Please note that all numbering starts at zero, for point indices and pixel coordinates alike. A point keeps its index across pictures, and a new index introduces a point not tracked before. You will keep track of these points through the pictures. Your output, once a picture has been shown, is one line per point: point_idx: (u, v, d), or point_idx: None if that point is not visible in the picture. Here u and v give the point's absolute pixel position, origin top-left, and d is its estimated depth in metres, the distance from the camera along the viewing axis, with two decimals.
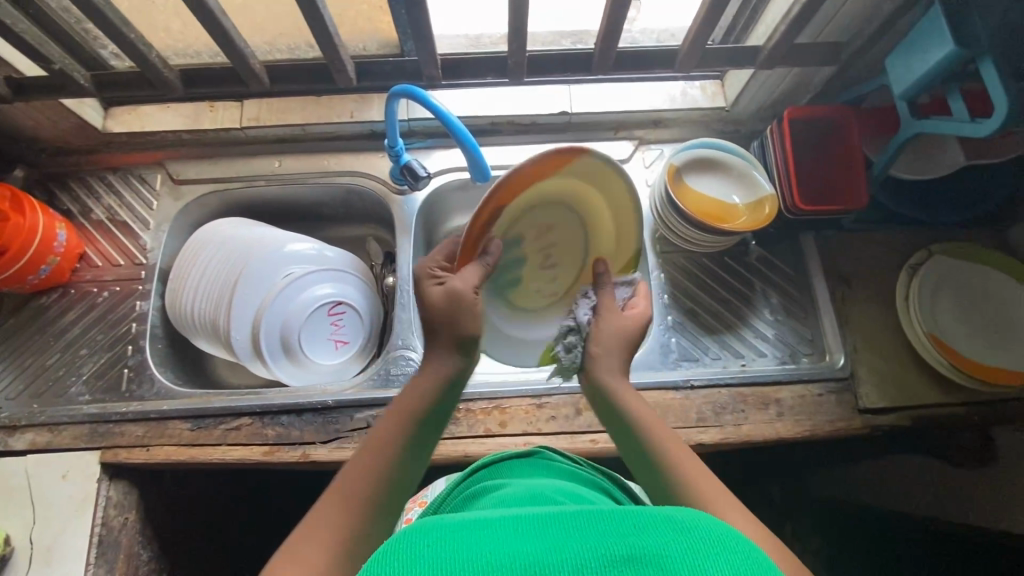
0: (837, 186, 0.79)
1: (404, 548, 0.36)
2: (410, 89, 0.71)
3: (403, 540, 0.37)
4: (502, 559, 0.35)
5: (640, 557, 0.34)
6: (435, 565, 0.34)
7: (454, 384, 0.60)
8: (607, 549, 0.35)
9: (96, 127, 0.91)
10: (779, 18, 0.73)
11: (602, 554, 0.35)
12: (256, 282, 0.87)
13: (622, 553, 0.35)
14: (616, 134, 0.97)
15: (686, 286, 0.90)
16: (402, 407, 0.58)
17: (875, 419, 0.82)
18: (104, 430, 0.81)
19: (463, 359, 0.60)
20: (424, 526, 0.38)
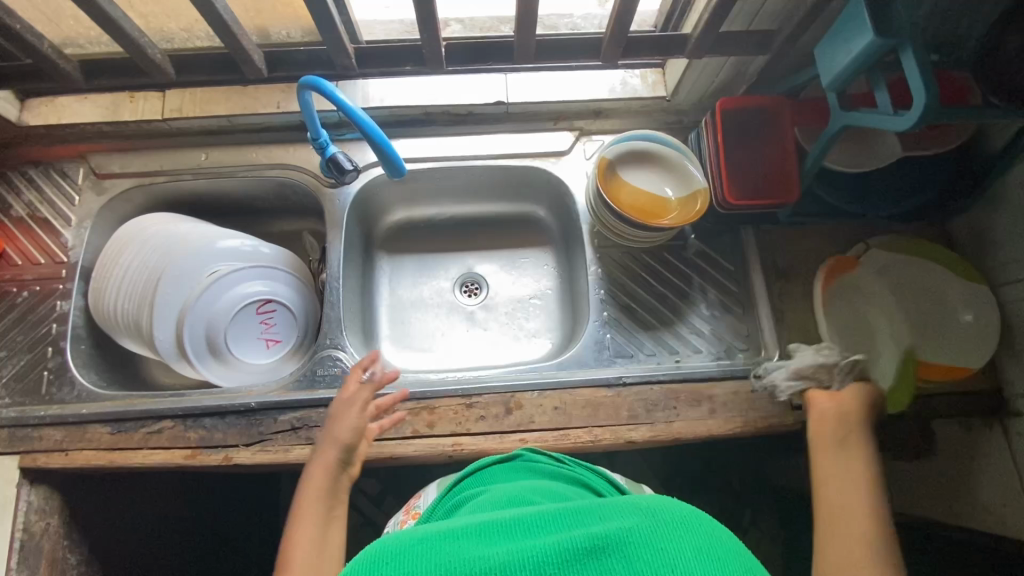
0: (770, 180, 0.77)
1: (396, 559, 0.41)
2: (315, 80, 0.68)
3: (392, 550, 0.42)
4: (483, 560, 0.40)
5: (601, 546, 0.41)
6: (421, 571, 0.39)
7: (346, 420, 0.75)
8: (571, 542, 0.41)
9: (10, 119, 0.88)
10: (705, 4, 0.70)
11: (569, 547, 0.41)
12: (181, 278, 0.84)
13: (584, 545, 0.41)
14: (556, 124, 0.94)
15: (623, 281, 0.88)
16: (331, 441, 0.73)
17: (808, 416, 0.81)
18: (22, 434, 0.79)
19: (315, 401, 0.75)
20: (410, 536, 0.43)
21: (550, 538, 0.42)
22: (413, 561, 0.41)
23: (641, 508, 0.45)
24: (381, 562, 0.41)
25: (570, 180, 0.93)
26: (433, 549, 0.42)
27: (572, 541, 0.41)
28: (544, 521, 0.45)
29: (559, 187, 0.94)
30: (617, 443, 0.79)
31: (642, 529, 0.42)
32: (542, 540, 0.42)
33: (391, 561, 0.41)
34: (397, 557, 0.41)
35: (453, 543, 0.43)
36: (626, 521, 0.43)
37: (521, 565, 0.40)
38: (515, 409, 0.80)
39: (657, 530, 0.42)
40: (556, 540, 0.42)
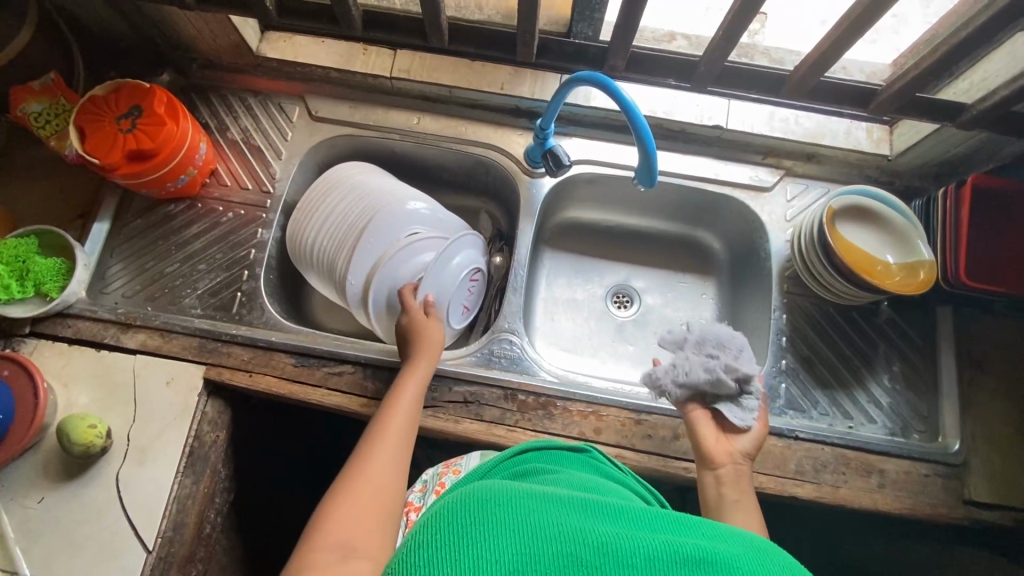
0: (1009, 268, 0.74)
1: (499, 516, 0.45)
2: (597, 77, 0.68)
3: (499, 510, 0.46)
4: (584, 541, 0.44)
5: (709, 562, 0.43)
6: (529, 539, 0.44)
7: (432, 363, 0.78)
8: (682, 550, 0.44)
9: (251, 48, 0.90)
10: (1000, 80, 0.68)
11: (677, 552, 0.44)
12: (382, 234, 0.87)
13: (695, 554, 0.44)
14: (764, 160, 0.92)
15: (806, 332, 0.87)
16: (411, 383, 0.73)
17: (980, 514, 0.78)
18: (212, 347, 0.83)
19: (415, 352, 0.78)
20: (516, 502, 0.47)
21: (660, 537, 0.45)
22: (522, 516, 0.46)
23: (747, 542, 0.47)
24: (496, 505, 0.47)
25: (768, 218, 0.91)
26: (543, 511, 0.46)
27: (687, 549, 0.44)
28: (649, 519, 0.49)
29: (752, 222, 0.93)
30: (782, 495, 0.77)
31: (744, 559, 0.45)
32: (649, 536, 0.46)
33: (501, 505, 0.47)
34: (507, 506, 0.47)
35: (562, 514, 0.47)
36: (732, 547, 0.46)
37: (632, 554, 0.43)
38: (683, 436, 0.80)
39: (758, 562, 0.45)
40: (666, 542, 0.45)
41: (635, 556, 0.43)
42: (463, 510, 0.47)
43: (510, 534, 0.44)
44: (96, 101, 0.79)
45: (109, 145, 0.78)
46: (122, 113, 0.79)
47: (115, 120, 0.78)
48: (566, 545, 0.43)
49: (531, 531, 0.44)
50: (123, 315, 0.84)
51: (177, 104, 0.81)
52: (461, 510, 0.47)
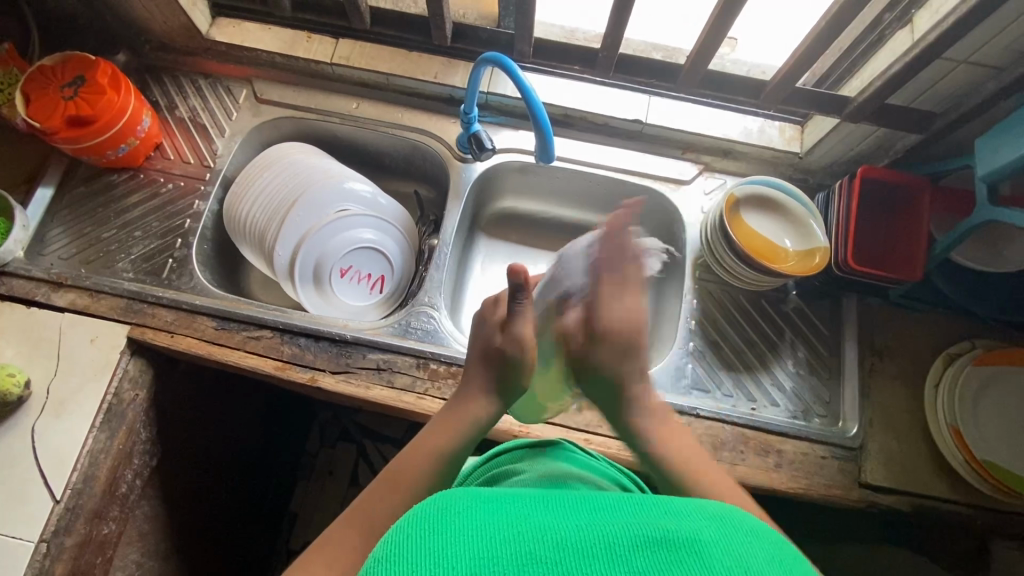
0: (894, 256, 0.78)
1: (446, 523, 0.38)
2: (501, 58, 0.73)
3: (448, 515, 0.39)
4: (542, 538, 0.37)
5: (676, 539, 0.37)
6: (476, 537, 0.37)
7: (480, 428, 0.61)
8: (647, 531, 0.38)
9: (201, 31, 0.96)
10: (877, 74, 0.73)
11: (641, 535, 0.37)
12: (312, 209, 0.91)
13: (659, 533, 0.37)
14: (683, 154, 0.97)
15: (716, 317, 0.90)
16: (430, 444, 0.58)
17: (875, 497, 0.80)
18: (137, 308, 0.86)
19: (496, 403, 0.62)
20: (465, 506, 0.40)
21: (619, 523, 0.38)
22: (481, 527, 0.38)
23: (715, 513, 0.40)
24: (449, 514, 0.39)
25: (685, 208, 0.95)
26: (501, 517, 0.39)
27: (645, 530, 0.38)
28: (614, 505, 0.42)
29: (671, 213, 0.97)
30: None
31: (714, 533, 0.38)
32: (608, 524, 0.39)
33: (456, 517, 0.39)
34: (459, 514, 0.39)
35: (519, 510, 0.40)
36: (698, 522, 0.39)
37: (589, 541, 0.37)
38: (586, 409, 0.82)
39: (725, 534, 0.38)
40: (625, 527, 0.38)
41: (593, 545, 0.36)
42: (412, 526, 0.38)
43: (463, 546, 0.36)
44: (43, 70, 0.84)
45: (51, 110, 0.82)
46: (66, 82, 0.84)
47: (59, 88, 0.83)
48: (518, 544, 0.36)
49: (484, 538, 0.37)
50: (55, 274, 0.87)
51: (121, 77, 0.86)
52: (414, 527, 0.38)
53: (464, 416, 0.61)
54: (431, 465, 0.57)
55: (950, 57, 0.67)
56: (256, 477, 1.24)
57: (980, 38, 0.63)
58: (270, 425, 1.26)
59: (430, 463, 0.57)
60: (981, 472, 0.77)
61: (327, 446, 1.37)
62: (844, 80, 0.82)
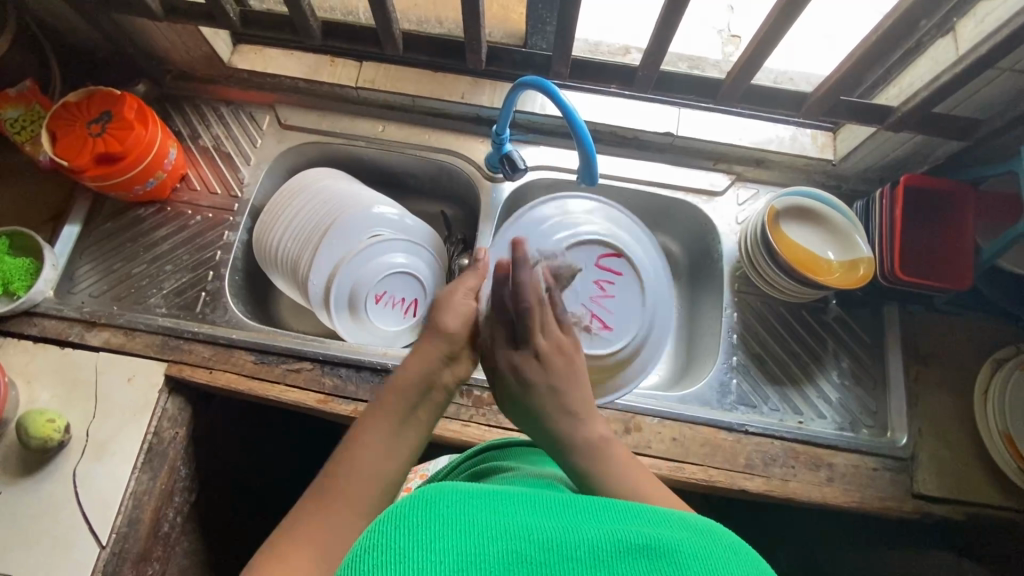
0: (941, 264, 0.77)
1: (440, 513, 0.42)
2: (540, 81, 0.72)
3: (443, 505, 0.43)
4: (526, 538, 0.41)
5: (650, 547, 0.41)
6: (469, 527, 0.41)
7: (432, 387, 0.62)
8: (624, 537, 0.41)
9: (223, 60, 0.94)
10: (921, 84, 0.72)
11: (619, 542, 0.41)
12: (345, 235, 0.90)
13: (638, 541, 0.41)
14: (715, 165, 0.96)
15: (757, 330, 0.89)
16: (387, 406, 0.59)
17: (927, 507, 0.79)
18: (174, 344, 0.84)
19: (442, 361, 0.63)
20: (460, 497, 0.44)
21: (602, 529, 0.42)
22: (475, 520, 0.42)
23: (691, 524, 0.44)
24: (446, 505, 0.43)
25: (720, 221, 0.94)
26: (496, 515, 0.43)
27: (627, 537, 0.42)
28: (599, 509, 0.46)
29: (705, 225, 0.96)
30: (731, 488, 0.78)
31: (691, 543, 0.42)
32: (593, 528, 0.43)
33: (453, 508, 0.43)
34: (454, 505, 0.43)
35: (510, 507, 0.44)
36: (676, 532, 0.43)
37: (574, 545, 0.41)
38: (634, 430, 0.81)
39: (704, 546, 0.42)
40: (607, 533, 0.42)
41: (577, 548, 0.40)
42: (412, 511, 0.42)
43: (459, 537, 0.40)
44: (68, 107, 0.83)
45: (79, 148, 0.81)
46: (93, 118, 0.82)
47: (86, 125, 0.82)
48: (510, 543, 0.40)
49: (478, 533, 0.41)
50: (88, 313, 0.85)
51: (147, 110, 0.84)
52: (412, 511, 0.42)
53: (422, 364, 0.62)
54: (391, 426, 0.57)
55: (999, 66, 0.66)
56: None
57: None
58: None
59: (400, 416, 0.58)
60: None
61: None
62: (881, 88, 0.82)
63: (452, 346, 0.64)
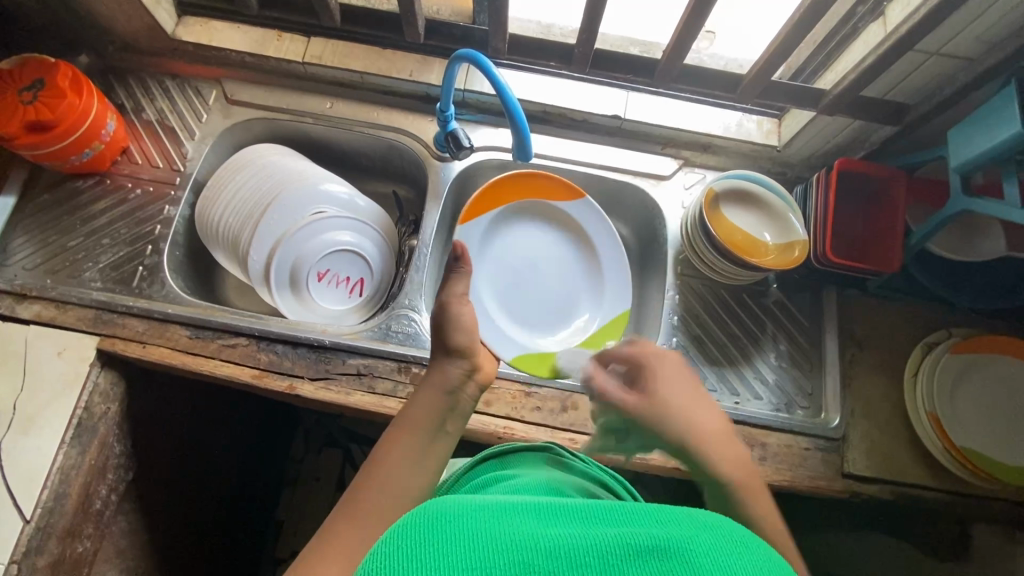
0: (870, 248, 0.79)
1: (442, 524, 0.40)
2: (475, 54, 0.71)
3: (443, 518, 0.41)
4: (528, 546, 0.38)
5: (662, 549, 0.37)
6: (468, 536, 0.39)
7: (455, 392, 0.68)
8: (632, 539, 0.38)
9: (166, 31, 0.93)
10: (852, 67, 0.73)
11: (627, 543, 0.38)
12: (286, 211, 0.89)
13: (645, 542, 0.38)
14: (663, 149, 0.96)
15: (699, 313, 0.90)
16: (410, 412, 0.64)
17: (857, 487, 0.80)
18: (107, 318, 0.83)
19: (464, 362, 0.71)
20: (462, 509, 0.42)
21: (611, 533, 0.39)
22: (475, 531, 0.39)
23: (702, 523, 0.41)
24: (445, 520, 0.41)
25: (666, 205, 0.94)
26: (494, 526, 0.40)
27: (637, 539, 0.38)
28: (608, 513, 0.43)
29: (652, 209, 0.96)
30: (665, 466, 0.79)
31: (700, 542, 0.38)
32: (599, 531, 0.40)
33: (458, 523, 0.40)
34: (461, 520, 0.41)
35: (511, 519, 0.41)
36: (689, 530, 0.40)
37: (584, 550, 0.38)
38: (571, 408, 0.81)
39: (713, 545, 0.38)
40: (618, 536, 0.39)
41: (586, 553, 0.37)
42: (421, 525, 0.40)
43: (459, 548, 0.38)
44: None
45: (9, 115, 0.79)
46: (24, 85, 0.81)
47: (17, 91, 0.80)
48: (516, 553, 0.37)
49: (481, 544, 0.38)
50: (19, 286, 0.83)
51: (83, 79, 0.83)
52: (417, 528, 0.40)
53: (443, 377, 0.69)
54: (413, 428, 0.62)
55: (922, 49, 0.67)
56: (237, 488, 1.21)
57: (953, 29, 0.63)
58: (253, 433, 1.23)
59: (421, 430, 0.62)
60: (960, 459, 0.77)
61: (311, 451, 1.37)
62: (820, 72, 0.82)
63: (465, 361, 0.71)
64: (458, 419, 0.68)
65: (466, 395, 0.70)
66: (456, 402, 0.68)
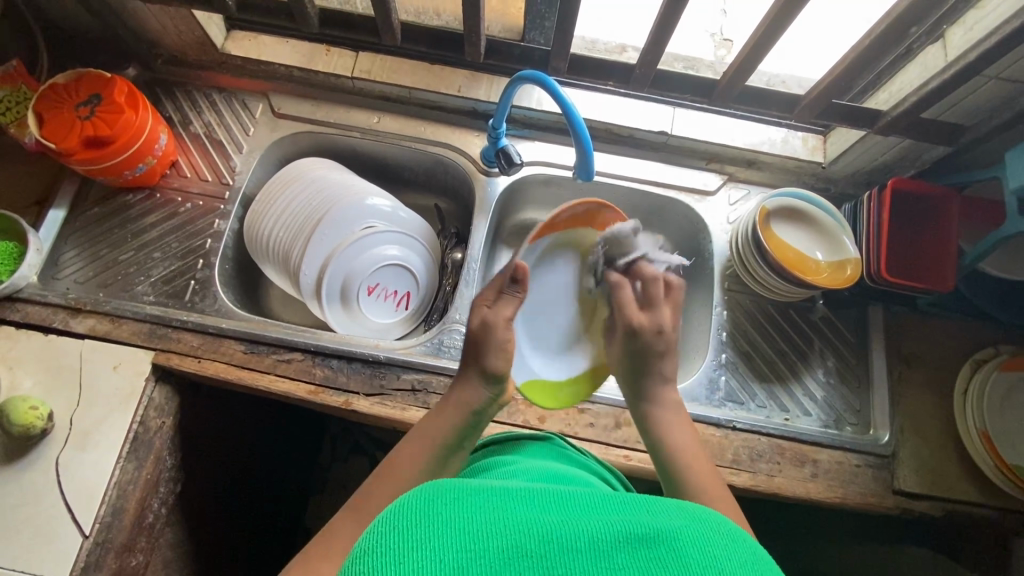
0: (923, 266, 0.80)
1: (435, 510, 0.39)
2: (539, 75, 0.72)
3: (436, 502, 0.40)
4: (518, 531, 0.38)
5: (650, 538, 0.38)
6: (462, 521, 0.39)
7: (476, 414, 0.67)
8: (622, 527, 0.39)
9: (216, 45, 0.93)
10: (909, 89, 0.74)
11: (617, 531, 0.39)
12: (337, 226, 0.89)
13: (637, 531, 0.39)
14: (707, 165, 0.97)
15: (746, 328, 0.90)
16: (428, 431, 0.65)
17: (908, 503, 0.81)
18: (161, 333, 0.83)
19: (492, 389, 0.69)
20: (451, 490, 0.42)
21: (601, 521, 0.40)
22: (468, 516, 0.39)
23: (687, 513, 0.42)
24: (441, 504, 0.40)
25: (711, 220, 0.95)
26: (486, 510, 0.40)
27: (630, 527, 0.39)
28: (598, 503, 0.43)
29: (697, 224, 0.97)
30: None
31: (688, 530, 0.40)
32: (590, 519, 0.40)
33: (448, 506, 0.40)
34: (454, 503, 0.40)
35: (503, 503, 0.41)
36: (675, 519, 0.40)
37: (575, 537, 0.38)
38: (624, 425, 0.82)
39: (703, 533, 0.39)
40: (608, 523, 0.40)
41: (578, 541, 0.38)
42: (409, 509, 0.40)
43: (445, 532, 0.38)
44: (57, 89, 0.81)
45: (67, 130, 0.80)
46: (82, 101, 0.81)
47: (74, 107, 0.80)
48: (509, 540, 0.38)
49: (470, 530, 0.38)
50: (73, 300, 0.84)
51: (138, 94, 0.83)
52: (407, 510, 0.40)
53: (463, 399, 0.68)
54: (426, 451, 0.63)
55: (985, 73, 0.68)
56: (273, 498, 1.22)
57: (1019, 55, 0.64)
58: (286, 443, 1.24)
59: (433, 451, 0.64)
60: (1012, 477, 0.78)
61: (341, 459, 1.37)
62: (871, 92, 0.83)
63: (497, 386, 0.69)
64: (477, 432, 0.68)
65: (489, 412, 0.69)
66: (480, 420, 0.68)
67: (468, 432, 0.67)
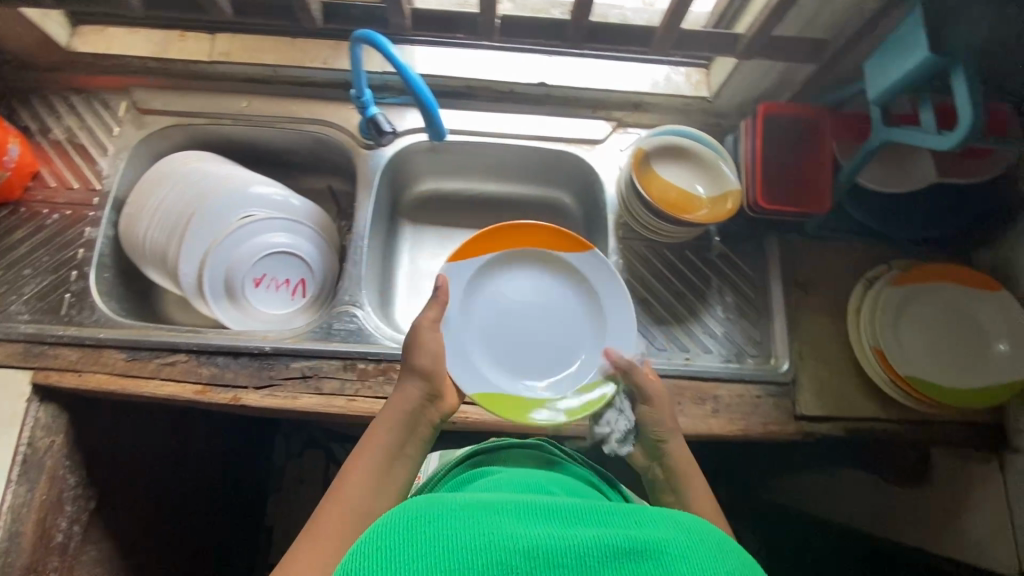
0: (801, 190, 0.79)
1: (425, 526, 0.38)
2: (370, 34, 0.69)
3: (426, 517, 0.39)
4: (511, 552, 0.37)
5: (638, 551, 0.37)
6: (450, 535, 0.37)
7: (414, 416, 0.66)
8: (611, 540, 0.38)
9: (60, 44, 0.89)
10: (761, 7, 0.72)
11: (607, 544, 0.38)
12: (210, 220, 0.86)
13: (623, 544, 0.38)
14: (594, 113, 0.95)
15: (642, 274, 0.89)
16: (372, 440, 0.62)
17: (810, 427, 0.81)
18: (37, 351, 0.80)
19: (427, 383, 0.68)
20: (443, 505, 0.40)
21: (590, 532, 0.39)
22: (451, 532, 0.38)
23: (682, 525, 0.40)
24: (432, 519, 0.39)
25: (603, 169, 0.93)
26: (473, 523, 0.39)
27: (615, 538, 0.38)
28: (592, 514, 0.42)
29: (590, 175, 0.94)
30: None
31: (675, 542, 0.39)
32: (582, 533, 0.39)
33: (436, 524, 0.38)
34: (446, 519, 0.39)
35: (494, 516, 0.40)
36: (666, 532, 0.39)
37: (562, 551, 0.37)
38: None
39: (692, 548, 0.38)
40: (597, 535, 0.39)
41: (565, 557, 0.37)
42: (394, 527, 0.38)
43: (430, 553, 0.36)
44: None
45: None
46: None
47: None
48: (499, 557, 0.36)
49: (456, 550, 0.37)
50: None
51: None
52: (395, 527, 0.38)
53: (402, 400, 0.66)
54: (369, 457, 0.60)
55: None
56: None
57: None
58: None
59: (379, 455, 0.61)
60: (904, 387, 0.78)
61: (294, 455, 1.36)
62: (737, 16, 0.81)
63: (429, 382, 0.68)
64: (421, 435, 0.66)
65: (430, 415, 0.67)
66: (418, 417, 0.66)
67: (411, 440, 0.65)
